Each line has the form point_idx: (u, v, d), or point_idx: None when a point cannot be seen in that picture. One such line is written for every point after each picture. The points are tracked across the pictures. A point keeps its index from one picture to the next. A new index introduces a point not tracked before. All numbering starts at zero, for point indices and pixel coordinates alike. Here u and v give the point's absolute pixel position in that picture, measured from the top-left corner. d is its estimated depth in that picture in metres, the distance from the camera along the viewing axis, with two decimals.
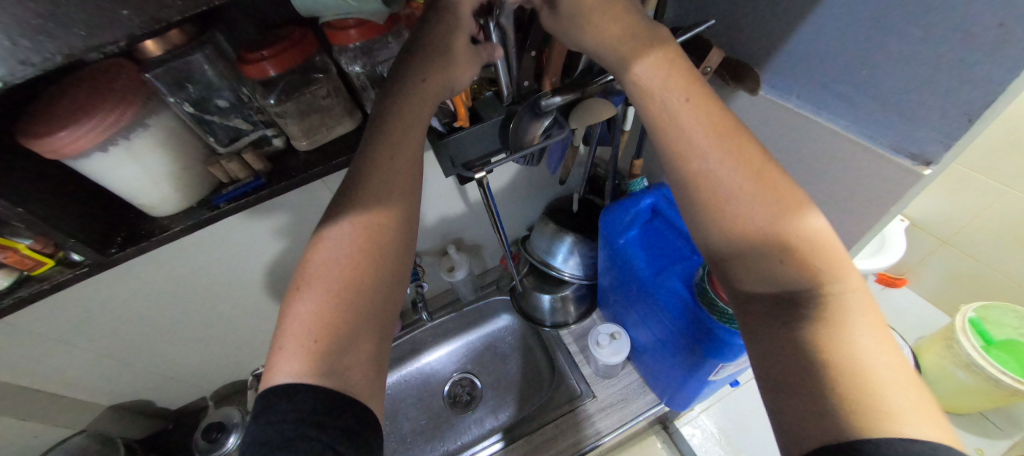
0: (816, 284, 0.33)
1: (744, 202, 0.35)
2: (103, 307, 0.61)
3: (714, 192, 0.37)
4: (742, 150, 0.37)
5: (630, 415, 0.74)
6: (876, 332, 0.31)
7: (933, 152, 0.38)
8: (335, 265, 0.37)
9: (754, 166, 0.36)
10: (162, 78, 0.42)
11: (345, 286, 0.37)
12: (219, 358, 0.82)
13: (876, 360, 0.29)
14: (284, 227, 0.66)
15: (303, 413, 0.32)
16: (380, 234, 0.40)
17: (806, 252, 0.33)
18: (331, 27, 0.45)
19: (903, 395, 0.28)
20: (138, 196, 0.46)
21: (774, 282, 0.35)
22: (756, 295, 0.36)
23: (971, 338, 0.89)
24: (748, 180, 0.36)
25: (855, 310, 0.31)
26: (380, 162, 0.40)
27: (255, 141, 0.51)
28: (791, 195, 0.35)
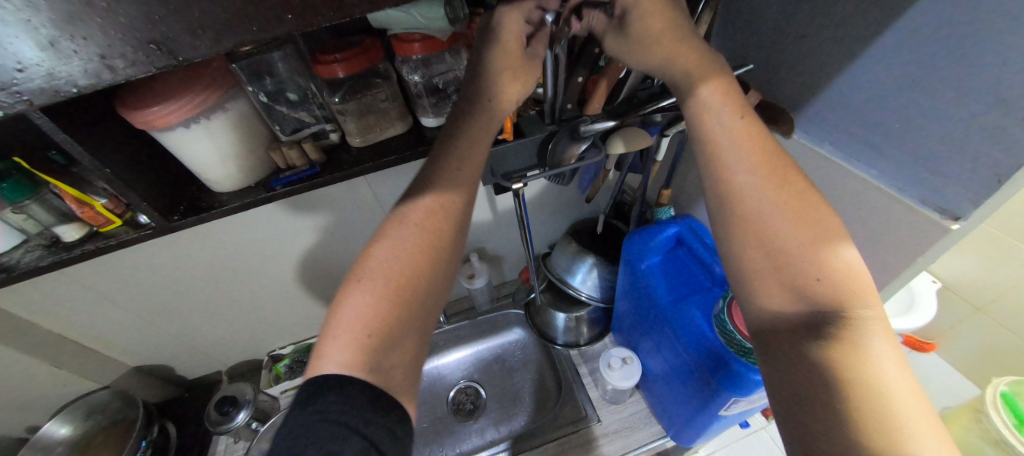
0: (845, 307, 0.33)
1: (779, 221, 0.37)
2: (151, 270, 0.66)
3: (754, 211, 0.38)
4: (786, 174, 0.38)
5: (634, 444, 0.73)
6: (899, 363, 0.31)
7: (960, 207, 0.38)
8: (396, 262, 0.40)
9: (796, 189, 0.38)
10: (245, 69, 0.46)
11: (400, 286, 0.39)
12: (245, 332, 0.87)
13: (899, 391, 0.29)
14: (325, 217, 0.71)
15: (353, 408, 0.33)
16: (439, 237, 0.42)
17: (840, 273, 0.34)
18: (398, 39, 0.48)
19: (925, 432, 0.27)
20: (205, 171, 0.51)
21: (802, 297, 0.35)
22: (782, 315, 0.35)
23: (1002, 415, 0.83)
24: (787, 201, 0.37)
25: (881, 337, 0.31)
26: (448, 171, 0.43)
27: (314, 134, 0.55)
28: (831, 224, 0.36)
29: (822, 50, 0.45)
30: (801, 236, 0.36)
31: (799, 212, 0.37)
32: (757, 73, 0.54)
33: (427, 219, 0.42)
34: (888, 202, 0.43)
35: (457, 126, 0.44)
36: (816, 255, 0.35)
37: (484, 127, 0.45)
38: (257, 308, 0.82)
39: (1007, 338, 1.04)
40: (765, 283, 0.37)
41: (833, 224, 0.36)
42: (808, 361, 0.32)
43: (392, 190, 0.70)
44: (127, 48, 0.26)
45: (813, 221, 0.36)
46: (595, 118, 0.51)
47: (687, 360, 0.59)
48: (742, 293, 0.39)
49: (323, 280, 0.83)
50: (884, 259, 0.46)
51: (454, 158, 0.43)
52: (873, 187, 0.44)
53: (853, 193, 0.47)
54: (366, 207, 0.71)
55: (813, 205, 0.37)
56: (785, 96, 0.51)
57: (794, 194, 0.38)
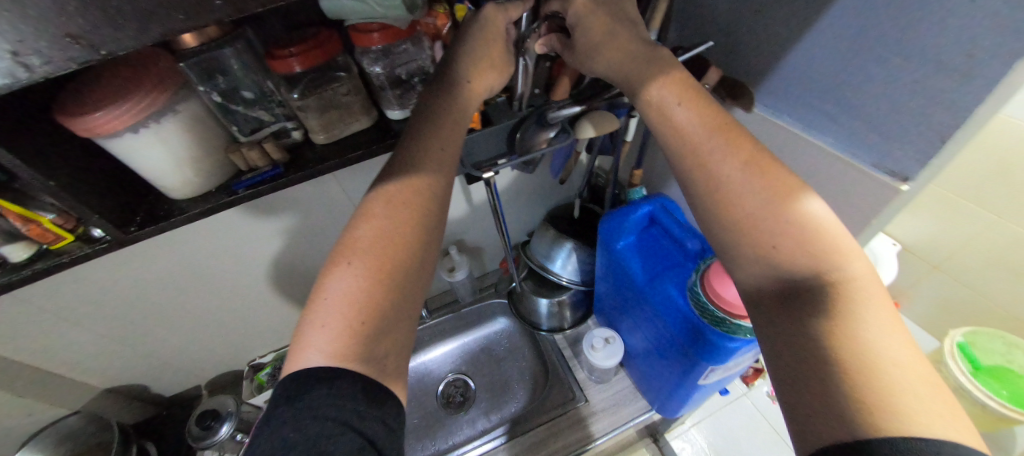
0: (823, 269, 0.34)
1: (744, 195, 0.37)
2: (112, 287, 0.63)
3: (716, 190, 0.39)
4: (738, 143, 0.39)
5: (622, 420, 0.75)
6: (886, 317, 0.31)
7: (909, 169, 0.40)
8: (382, 244, 0.38)
9: (750, 156, 0.38)
10: (193, 67, 0.44)
11: (388, 267, 0.38)
12: (221, 344, 0.84)
13: (885, 346, 0.30)
14: (296, 220, 0.69)
15: (344, 402, 0.32)
16: (424, 216, 0.40)
17: (812, 238, 0.35)
18: (355, 30, 0.46)
19: (912, 391, 0.28)
20: (161, 178, 0.48)
21: (774, 268, 0.36)
22: (765, 288, 0.36)
23: (959, 363, 0.89)
24: (744, 170, 0.38)
25: (862, 298, 0.32)
26: (432, 151, 0.42)
27: (275, 132, 0.53)
28: (780, 180, 0.37)
29: (775, 25, 0.46)
30: (763, 202, 0.37)
31: (758, 172, 0.38)
32: (716, 50, 0.55)
33: (409, 197, 0.40)
34: (843, 167, 0.45)
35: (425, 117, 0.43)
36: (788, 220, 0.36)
37: (455, 108, 0.44)
38: (231, 318, 0.80)
39: (962, 292, 1.11)
40: (738, 255, 0.38)
41: (785, 183, 0.37)
42: (793, 320, 0.33)
43: (361, 186, 0.68)
44: (42, 42, 0.24)
45: (766, 187, 0.37)
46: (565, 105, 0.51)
47: (665, 334, 0.61)
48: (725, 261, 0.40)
49: (298, 285, 0.81)
50: (843, 222, 0.48)
51: (424, 145, 0.42)
52: (828, 153, 0.46)
53: (811, 160, 0.48)
54: (336, 205, 0.70)
55: (767, 172, 0.38)
56: (742, 70, 0.52)
57: (756, 162, 0.38)
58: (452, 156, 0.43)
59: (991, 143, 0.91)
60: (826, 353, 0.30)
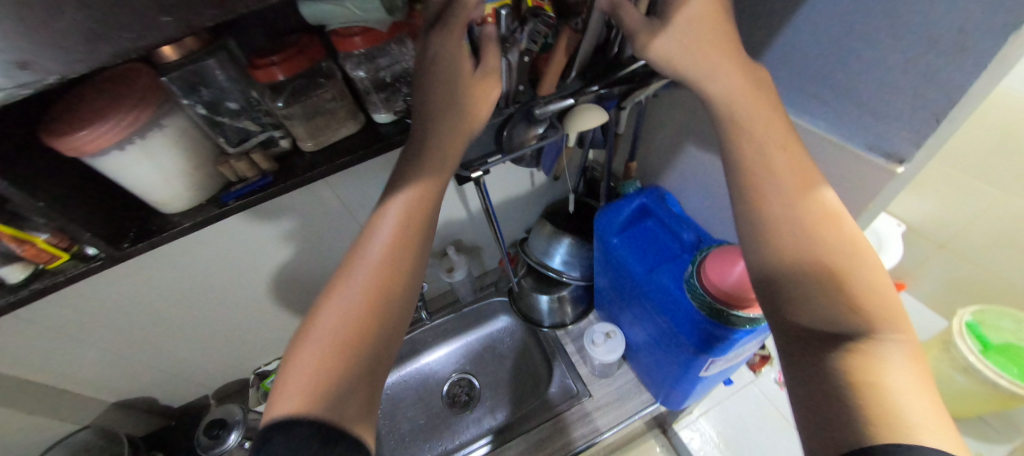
0: (864, 311, 0.33)
1: (777, 186, 0.38)
2: (110, 303, 0.64)
3: (757, 167, 0.40)
4: (774, 125, 0.40)
5: (626, 414, 0.75)
6: (919, 366, 0.30)
7: (905, 150, 0.39)
8: (357, 294, 0.39)
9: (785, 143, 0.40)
10: (175, 81, 0.43)
11: (361, 317, 0.38)
12: (226, 353, 0.85)
13: (898, 365, 0.30)
14: (291, 227, 0.68)
15: (297, 444, 0.30)
16: (396, 263, 0.41)
17: (855, 285, 0.34)
18: (336, 35, 0.46)
19: (933, 428, 0.27)
20: (150, 194, 0.48)
21: (810, 298, 0.34)
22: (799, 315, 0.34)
23: (968, 342, 0.87)
24: (783, 156, 0.39)
25: (899, 345, 0.31)
26: (406, 185, 0.43)
27: (263, 142, 0.52)
28: (809, 177, 0.39)
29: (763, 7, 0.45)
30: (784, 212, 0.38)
31: (793, 165, 0.39)
32: None
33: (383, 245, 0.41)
34: (838, 151, 0.44)
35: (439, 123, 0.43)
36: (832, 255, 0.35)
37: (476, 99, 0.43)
38: (233, 328, 0.80)
39: (971, 271, 1.09)
40: (761, 263, 0.38)
41: (809, 175, 0.39)
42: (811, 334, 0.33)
43: (354, 191, 0.68)
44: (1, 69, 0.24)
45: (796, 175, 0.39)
46: (553, 99, 0.50)
47: (664, 328, 0.61)
48: (752, 243, 0.39)
49: (299, 291, 0.81)
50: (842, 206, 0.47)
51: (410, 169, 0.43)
52: (823, 138, 0.45)
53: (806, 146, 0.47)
54: (331, 211, 0.69)
55: (794, 154, 0.39)
56: None
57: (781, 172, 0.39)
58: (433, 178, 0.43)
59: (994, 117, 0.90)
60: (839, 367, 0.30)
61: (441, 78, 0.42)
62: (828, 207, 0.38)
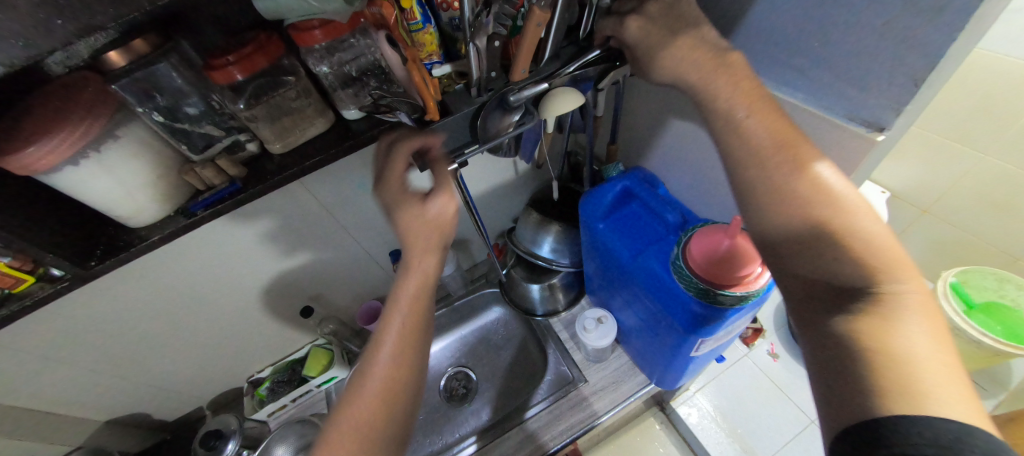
0: (876, 277, 0.32)
1: (766, 155, 0.38)
2: (88, 323, 0.62)
3: (745, 142, 0.39)
4: (751, 92, 0.40)
5: (622, 397, 0.75)
6: (934, 329, 0.30)
7: (885, 118, 0.38)
8: (382, 382, 0.41)
9: (768, 113, 0.39)
10: (129, 89, 0.41)
11: (387, 406, 0.41)
12: (216, 364, 0.83)
13: (911, 326, 0.30)
14: (270, 232, 0.67)
15: None
16: (414, 349, 0.44)
17: (868, 252, 0.33)
18: (295, 29, 0.43)
19: (947, 390, 0.27)
20: (113, 208, 0.46)
21: (820, 269, 0.35)
22: (812, 287, 0.35)
23: (952, 303, 0.89)
24: (769, 125, 0.39)
25: (913, 309, 0.31)
26: (414, 271, 0.45)
27: (228, 147, 0.50)
28: (802, 150, 0.38)
29: None
30: (787, 180, 0.37)
31: (780, 133, 0.38)
32: None
33: (402, 332, 0.44)
34: (817, 122, 0.43)
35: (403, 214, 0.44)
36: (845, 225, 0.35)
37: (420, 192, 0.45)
38: (221, 338, 0.79)
39: (956, 234, 1.10)
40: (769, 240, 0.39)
41: (799, 143, 0.38)
42: (827, 305, 0.34)
43: (332, 191, 0.66)
44: None
45: (788, 144, 0.38)
46: (530, 82, 0.49)
47: (653, 311, 0.61)
48: (750, 215, 0.40)
49: (285, 297, 0.80)
50: None
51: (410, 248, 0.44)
52: (802, 110, 0.44)
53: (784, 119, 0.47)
54: (309, 214, 0.68)
55: (777, 122, 0.39)
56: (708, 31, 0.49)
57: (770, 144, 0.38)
58: (436, 260, 0.45)
59: (973, 79, 0.91)
60: (851, 334, 0.31)
61: (401, 210, 0.45)
62: (828, 172, 0.36)
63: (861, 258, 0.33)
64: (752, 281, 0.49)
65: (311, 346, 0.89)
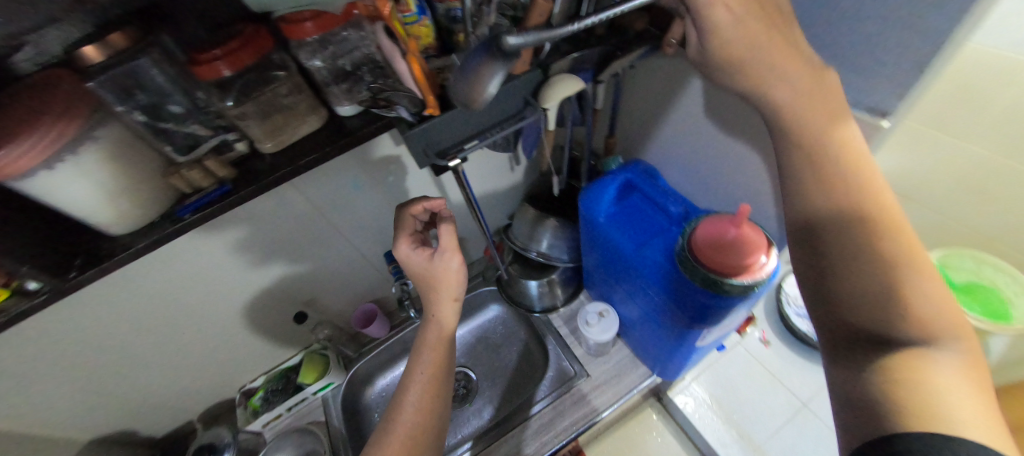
0: (918, 322, 0.32)
1: (813, 126, 0.39)
2: (66, 339, 0.58)
3: (789, 116, 0.39)
4: (803, 61, 0.38)
5: (625, 389, 0.75)
6: (973, 380, 0.29)
7: (889, 104, 0.39)
8: (411, 415, 0.53)
9: (812, 85, 0.38)
10: (107, 86, 0.38)
11: (416, 434, 0.52)
12: (205, 375, 0.80)
13: (948, 369, 0.29)
14: (260, 236, 0.64)
15: None
16: (437, 381, 0.56)
17: (911, 296, 0.32)
18: (285, 21, 0.42)
19: (978, 426, 0.26)
20: (93, 215, 0.43)
21: (857, 302, 0.34)
22: (845, 323, 0.34)
23: None
24: (811, 101, 0.39)
25: (952, 358, 0.30)
26: (433, 321, 0.57)
27: (216, 147, 0.47)
28: (838, 112, 0.39)
29: None
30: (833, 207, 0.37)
31: (821, 107, 0.39)
32: None
33: (429, 374, 0.56)
34: None
35: (409, 264, 0.57)
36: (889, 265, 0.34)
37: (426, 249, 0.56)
38: (210, 349, 0.75)
39: None
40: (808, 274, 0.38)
41: (832, 102, 0.39)
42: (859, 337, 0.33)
43: (324, 192, 0.64)
44: None
45: (830, 106, 0.39)
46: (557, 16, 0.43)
47: (657, 302, 0.61)
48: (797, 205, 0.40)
49: (277, 302, 0.77)
50: None
51: (428, 302, 0.57)
52: None
53: None
54: (301, 216, 0.65)
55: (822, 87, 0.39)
56: None
57: (841, 164, 0.39)
58: (450, 310, 0.57)
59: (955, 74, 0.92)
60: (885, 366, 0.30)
61: (415, 265, 0.57)
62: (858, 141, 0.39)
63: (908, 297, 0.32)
64: (757, 269, 0.49)
65: (305, 352, 0.87)
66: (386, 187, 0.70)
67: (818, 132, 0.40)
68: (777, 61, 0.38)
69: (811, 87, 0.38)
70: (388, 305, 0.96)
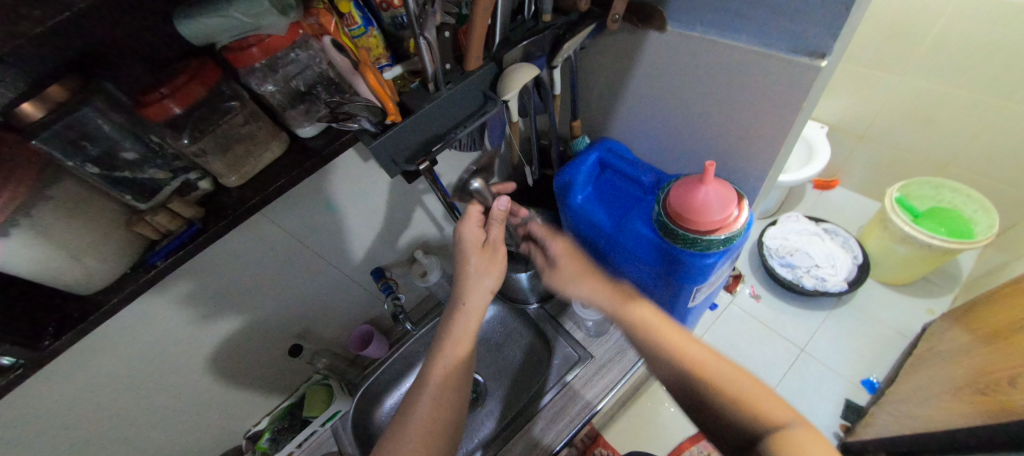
0: (759, 416, 0.46)
1: (605, 297, 0.60)
2: (45, 422, 0.54)
3: (591, 294, 0.61)
4: (574, 259, 0.64)
5: (630, 364, 0.76)
6: (815, 440, 0.42)
7: (824, 44, 0.40)
8: (431, 410, 0.53)
9: (587, 272, 0.63)
10: (53, 142, 0.37)
11: (435, 429, 0.52)
12: (206, 430, 0.77)
13: (799, 436, 0.42)
14: (240, 276, 0.62)
15: None
16: (456, 378, 0.56)
17: (744, 396, 0.47)
18: (230, 50, 0.40)
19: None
20: (56, 280, 0.40)
21: (722, 420, 0.48)
22: (737, 438, 0.47)
23: (900, 215, 1.07)
24: (593, 286, 0.61)
25: (799, 434, 0.42)
26: (460, 309, 0.59)
27: (177, 189, 0.46)
28: (607, 285, 0.61)
29: None
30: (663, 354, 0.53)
31: (597, 281, 0.61)
32: None
33: (451, 368, 0.56)
34: (763, 60, 0.44)
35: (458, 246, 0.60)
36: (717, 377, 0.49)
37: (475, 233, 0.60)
38: (206, 401, 0.73)
39: (890, 153, 1.34)
40: (687, 407, 0.51)
41: (600, 282, 0.62)
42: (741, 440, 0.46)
43: (299, 220, 0.63)
44: None
45: (602, 281, 0.61)
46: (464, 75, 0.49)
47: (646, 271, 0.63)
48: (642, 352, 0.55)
49: (268, 340, 0.75)
50: (775, 118, 0.48)
51: (462, 290, 0.59)
52: (749, 51, 0.45)
53: (729, 65, 0.48)
54: (280, 248, 0.64)
55: (591, 271, 0.62)
56: None
57: (644, 319, 0.56)
58: (480, 303, 0.59)
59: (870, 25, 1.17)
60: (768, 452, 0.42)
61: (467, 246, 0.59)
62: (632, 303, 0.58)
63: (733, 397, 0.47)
64: (732, 223, 0.51)
65: (307, 385, 0.85)
66: (359, 205, 0.70)
67: (613, 301, 0.59)
68: (567, 265, 0.64)
69: (601, 287, 0.61)
70: (384, 324, 0.95)
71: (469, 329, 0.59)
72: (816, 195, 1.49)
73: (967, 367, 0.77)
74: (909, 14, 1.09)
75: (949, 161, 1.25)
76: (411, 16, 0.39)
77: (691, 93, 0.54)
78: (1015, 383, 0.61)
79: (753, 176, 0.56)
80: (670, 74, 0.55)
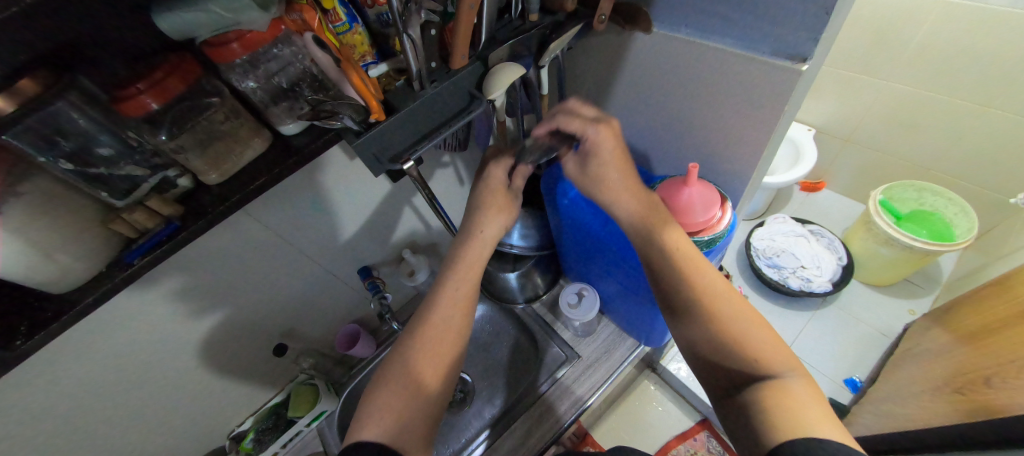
0: (759, 358, 0.44)
1: (646, 206, 0.53)
2: (15, 424, 0.53)
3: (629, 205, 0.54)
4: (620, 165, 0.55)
5: (616, 364, 0.77)
6: (807, 393, 0.41)
7: (806, 48, 0.40)
8: (435, 324, 0.56)
9: (631, 182, 0.55)
10: (23, 137, 0.36)
11: (437, 342, 0.55)
12: (187, 431, 0.76)
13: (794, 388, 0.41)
14: (222, 275, 0.61)
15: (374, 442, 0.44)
16: (467, 295, 0.59)
17: (755, 341, 0.45)
18: (209, 45, 0.40)
19: (816, 423, 0.38)
20: (30, 278, 0.39)
21: (721, 353, 0.47)
22: (724, 371, 0.47)
23: (884, 218, 1.08)
24: (636, 196, 0.54)
25: (792, 386, 0.42)
26: (475, 239, 0.61)
27: (156, 186, 0.45)
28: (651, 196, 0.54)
29: None
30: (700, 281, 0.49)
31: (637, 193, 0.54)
32: None
33: (461, 289, 0.59)
34: (746, 63, 0.45)
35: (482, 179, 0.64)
36: (734, 316, 0.47)
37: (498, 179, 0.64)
38: (187, 402, 0.72)
39: (874, 156, 1.37)
40: (686, 330, 0.50)
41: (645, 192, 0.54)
42: (731, 383, 0.46)
43: (283, 218, 0.62)
44: None
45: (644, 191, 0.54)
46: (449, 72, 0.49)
47: (632, 273, 0.63)
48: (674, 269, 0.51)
49: (253, 339, 0.74)
50: (759, 122, 0.48)
51: (478, 223, 0.61)
52: (732, 54, 0.45)
53: (714, 68, 0.48)
54: (263, 247, 0.63)
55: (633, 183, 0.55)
56: None
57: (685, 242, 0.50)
58: (496, 236, 0.62)
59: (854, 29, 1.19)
60: (756, 397, 0.42)
61: (484, 188, 0.63)
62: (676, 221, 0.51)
63: (739, 337, 0.46)
64: (715, 224, 0.52)
65: (293, 385, 0.84)
66: (346, 203, 0.69)
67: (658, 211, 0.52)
68: (610, 175, 0.56)
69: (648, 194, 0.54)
70: (372, 323, 0.94)
71: (483, 258, 0.62)
72: (802, 197, 1.52)
73: (947, 367, 0.79)
74: (894, 19, 1.11)
75: (931, 165, 1.27)
76: (395, 14, 0.39)
77: (676, 95, 0.54)
78: (991, 383, 0.62)
79: (737, 178, 0.57)
80: (655, 76, 0.55)
